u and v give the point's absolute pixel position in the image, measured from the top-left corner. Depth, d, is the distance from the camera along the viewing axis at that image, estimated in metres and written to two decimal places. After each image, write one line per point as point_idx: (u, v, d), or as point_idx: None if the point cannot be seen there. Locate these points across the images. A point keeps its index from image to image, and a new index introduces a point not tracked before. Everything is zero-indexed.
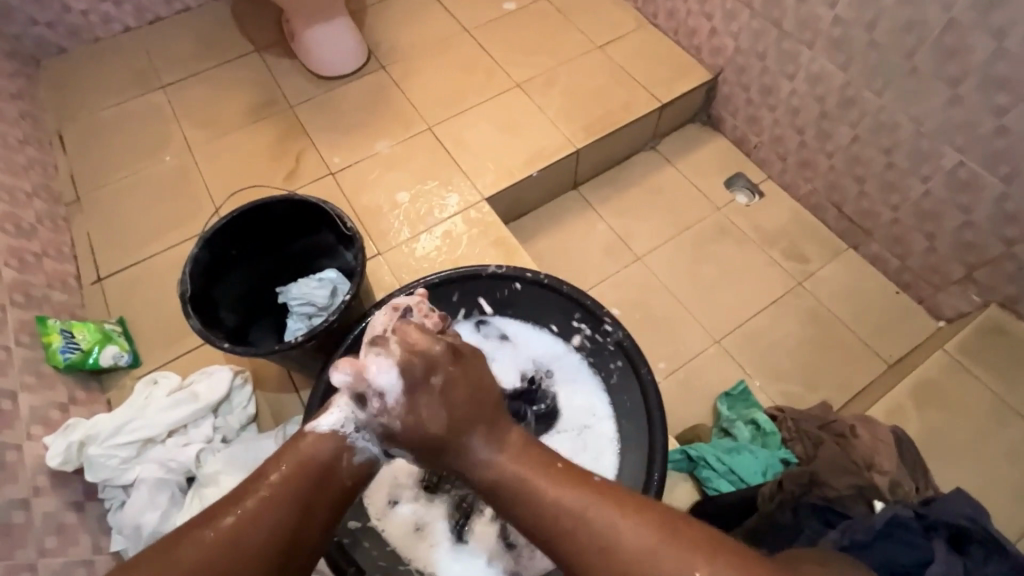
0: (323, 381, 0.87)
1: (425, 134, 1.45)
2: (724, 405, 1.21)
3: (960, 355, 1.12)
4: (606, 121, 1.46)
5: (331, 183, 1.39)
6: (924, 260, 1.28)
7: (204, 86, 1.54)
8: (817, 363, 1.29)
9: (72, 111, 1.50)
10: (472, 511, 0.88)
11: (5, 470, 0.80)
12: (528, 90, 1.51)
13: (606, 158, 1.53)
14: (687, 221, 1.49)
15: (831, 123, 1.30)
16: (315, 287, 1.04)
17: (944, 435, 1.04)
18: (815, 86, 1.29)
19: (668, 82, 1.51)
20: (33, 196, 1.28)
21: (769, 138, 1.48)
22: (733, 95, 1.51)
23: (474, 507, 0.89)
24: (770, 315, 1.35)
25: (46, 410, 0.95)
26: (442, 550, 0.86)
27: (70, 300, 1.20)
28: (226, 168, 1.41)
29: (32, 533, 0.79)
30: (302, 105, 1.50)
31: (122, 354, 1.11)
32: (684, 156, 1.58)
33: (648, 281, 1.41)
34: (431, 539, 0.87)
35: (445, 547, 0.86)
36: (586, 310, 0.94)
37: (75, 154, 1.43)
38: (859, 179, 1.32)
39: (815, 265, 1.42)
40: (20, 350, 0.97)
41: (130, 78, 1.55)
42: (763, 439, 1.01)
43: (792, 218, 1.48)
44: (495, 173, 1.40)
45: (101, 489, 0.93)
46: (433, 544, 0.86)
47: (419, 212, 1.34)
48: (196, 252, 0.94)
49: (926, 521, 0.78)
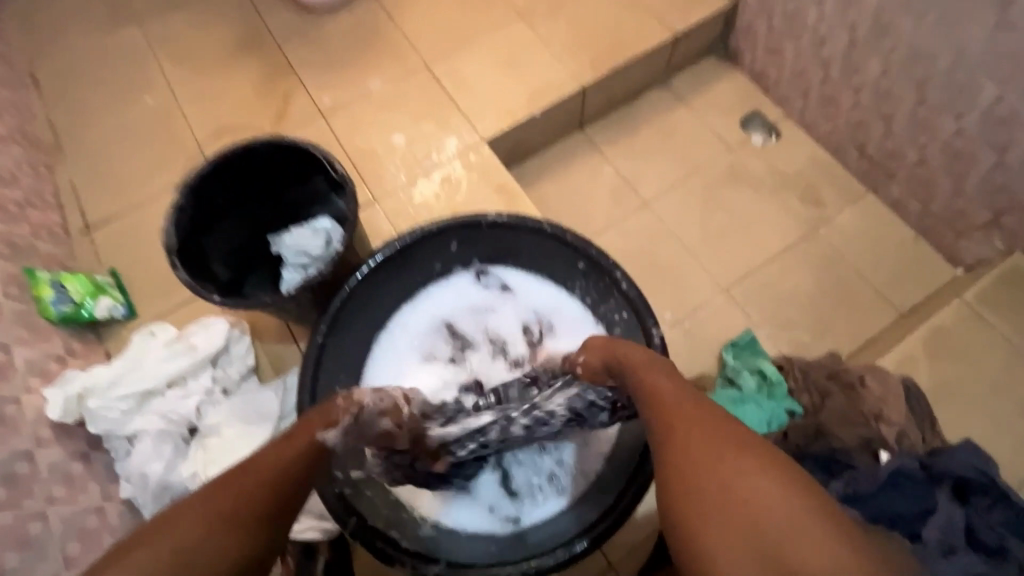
0: (320, 334, 0.86)
1: (421, 71, 1.36)
2: (729, 355, 1.19)
3: (978, 304, 1.08)
4: (615, 55, 1.35)
5: (322, 125, 1.31)
6: (948, 204, 1.21)
7: (182, 19, 1.42)
8: (828, 313, 1.25)
9: (44, 48, 1.40)
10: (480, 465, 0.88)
11: (4, 422, 0.80)
12: (532, 21, 1.39)
13: (614, 97, 1.43)
14: (698, 164, 1.41)
15: (861, 53, 1.20)
16: (309, 237, 1.00)
17: (954, 386, 1.03)
18: (846, 12, 1.18)
19: (683, 10, 1.39)
20: (10, 141, 1.21)
21: (791, 73, 1.37)
22: (753, 24, 1.39)
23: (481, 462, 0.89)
24: (781, 263, 1.30)
25: (43, 363, 0.94)
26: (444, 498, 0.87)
27: (59, 251, 1.16)
28: (210, 109, 1.33)
29: (38, 483, 0.80)
30: (288, 39, 1.39)
31: (116, 305, 1.09)
32: (699, 94, 1.48)
33: (656, 229, 1.35)
34: (432, 487, 0.87)
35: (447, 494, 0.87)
36: (590, 261, 0.89)
37: (50, 96, 1.35)
38: (885, 117, 1.23)
39: (832, 211, 1.35)
40: (11, 303, 0.95)
41: (101, 10, 1.44)
42: (769, 389, 0.99)
43: (811, 160, 1.40)
44: (496, 113, 1.31)
45: (106, 439, 0.93)
46: (435, 492, 0.87)
47: (416, 155, 1.28)
48: (181, 200, 0.89)
49: (931, 471, 0.78)
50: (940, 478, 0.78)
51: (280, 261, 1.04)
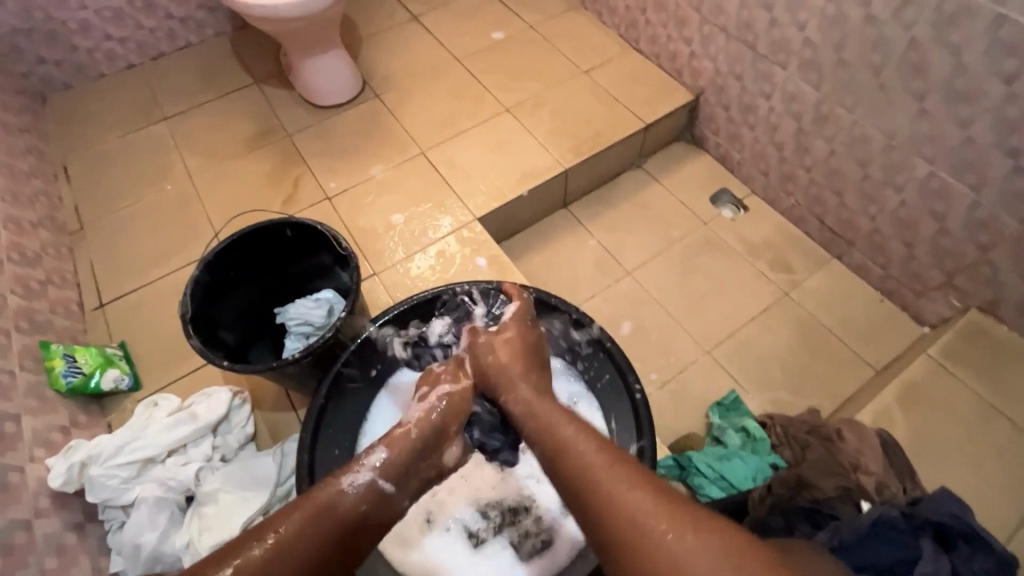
0: (319, 398, 0.92)
1: (418, 159, 1.50)
2: (717, 415, 1.23)
3: (943, 359, 1.16)
4: (593, 142, 1.51)
5: (328, 207, 1.43)
6: (905, 267, 1.31)
7: (206, 117, 1.59)
8: (806, 371, 1.32)
9: (78, 143, 1.55)
10: (501, 531, 0.94)
11: (7, 491, 0.83)
12: (517, 115, 1.57)
13: (595, 177, 1.58)
14: (675, 235, 1.52)
15: (808, 137, 1.35)
16: (312, 307, 1.08)
17: (931, 440, 1.08)
18: (791, 104, 1.34)
19: (651, 104, 1.57)
20: (39, 226, 1.31)
21: (751, 154, 1.52)
22: (714, 114, 1.56)
23: (501, 530, 0.94)
24: (758, 324, 1.38)
25: (48, 433, 0.97)
26: (453, 480, 0.98)
27: (73, 325, 1.22)
28: (226, 195, 1.45)
29: (33, 553, 0.81)
30: (300, 133, 1.55)
31: (123, 376, 1.13)
32: (670, 173, 1.62)
33: (638, 295, 1.43)
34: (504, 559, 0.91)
35: (486, 516, 0.95)
36: (574, 321, 1.00)
37: (80, 185, 1.47)
38: (837, 191, 1.35)
39: (801, 275, 1.44)
40: (23, 374, 1.00)
41: (134, 111, 1.61)
42: (753, 445, 1.08)
43: (777, 231, 1.51)
44: (486, 193, 1.44)
45: (101, 510, 0.96)
46: (464, 537, 0.94)
47: (413, 232, 1.38)
48: (197, 274, 0.99)
49: (913, 521, 0.81)
50: (922, 526, 0.80)
51: (284, 330, 1.13)
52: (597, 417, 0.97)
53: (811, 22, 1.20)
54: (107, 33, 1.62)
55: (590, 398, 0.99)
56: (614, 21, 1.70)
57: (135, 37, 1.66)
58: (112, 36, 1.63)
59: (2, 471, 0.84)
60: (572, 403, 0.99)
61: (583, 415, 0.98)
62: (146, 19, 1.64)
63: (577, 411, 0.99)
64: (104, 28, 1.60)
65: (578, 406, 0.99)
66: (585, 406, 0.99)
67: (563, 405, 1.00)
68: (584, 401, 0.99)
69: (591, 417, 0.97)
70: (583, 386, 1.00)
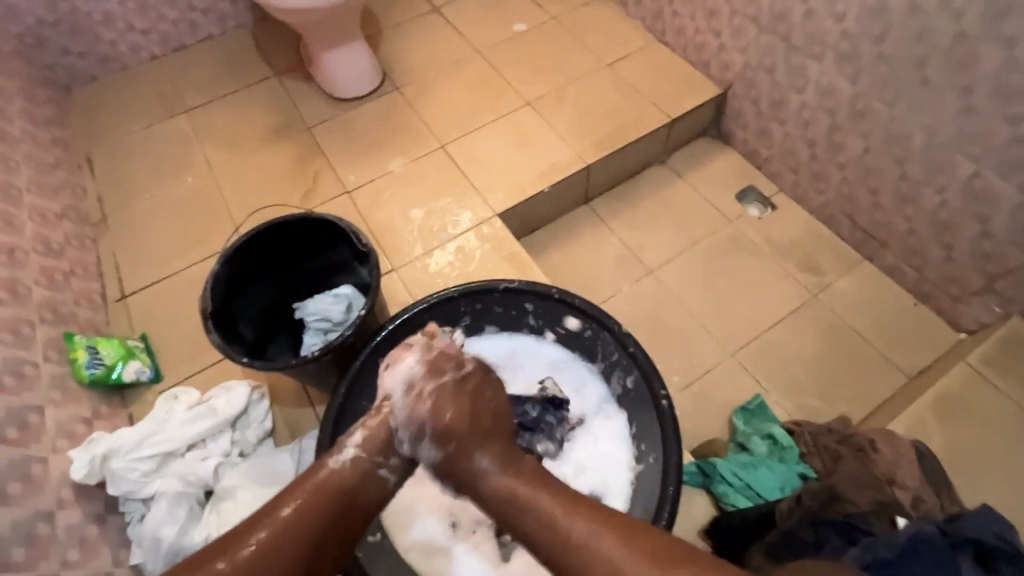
0: (339, 394, 0.91)
1: (439, 153, 1.48)
2: (741, 420, 1.19)
3: (982, 368, 1.11)
4: (616, 137, 1.48)
5: (346, 202, 1.41)
6: (941, 271, 1.25)
7: (226, 109, 1.59)
8: (833, 376, 1.28)
9: (102, 134, 1.56)
10: None
11: (31, 482, 0.84)
12: (538, 108, 1.54)
13: (618, 173, 1.54)
14: (698, 233, 1.48)
15: (842, 134, 1.29)
16: (331, 303, 1.07)
17: (968, 453, 1.04)
18: (825, 98, 1.29)
19: (677, 98, 1.53)
20: (63, 217, 1.32)
21: (780, 151, 1.47)
22: (743, 108, 1.51)
23: None
24: (783, 327, 1.34)
25: (71, 424, 0.98)
26: None
27: (96, 317, 1.23)
28: (246, 188, 1.45)
29: (56, 545, 0.81)
30: (319, 126, 1.54)
31: (144, 368, 1.13)
32: (696, 170, 1.58)
33: (661, 294, 1.40)
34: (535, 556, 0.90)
35: None
36: (595, 324, 0.98)
37: (103, 176, 1.48)
38: (872, 190, 1.30)
39: (830, 277, 1.39)
40: (47, 365, 1.00)
41: (156, 103, 1.61)
42: (780, 453, 1.06)
43: (806, 230, 1.46)
44: (507, 188, 1.42)
45: (122, 502, 0.97)
46: (490, 537, 0.92)
47: (433, 228, 1.36)
48: (217, 268, 0.98)
49: (951, 539, 0.77)
50: (960, 544, 0.77)
51: (302, 325, 1.13)
52: (614, 406, 0.98)
53: (850, 13, 1.15)
54: (131, 24, 1.62)
55: (601, 387, 1.00)
56: (640, 13, 1.66)
57: (158, 29, 1.66)
58: (135, 27, 1.63)
59: (26, 461, 0.85)
60: (583, 394, 1.00)
61: (596, 406, 0.99)
62: (169, 10, 1.64)
63: (590, 402, 1.00)
64: (128, 19, 1.61)
65: (592, 396, 1.00)
66: (598, 396, 0.99)
67: (571, 397, 1.01)
68: (594, 390, 1.00)
69: (607, 410, 0.98)
70: (592, 373, 1.01)
